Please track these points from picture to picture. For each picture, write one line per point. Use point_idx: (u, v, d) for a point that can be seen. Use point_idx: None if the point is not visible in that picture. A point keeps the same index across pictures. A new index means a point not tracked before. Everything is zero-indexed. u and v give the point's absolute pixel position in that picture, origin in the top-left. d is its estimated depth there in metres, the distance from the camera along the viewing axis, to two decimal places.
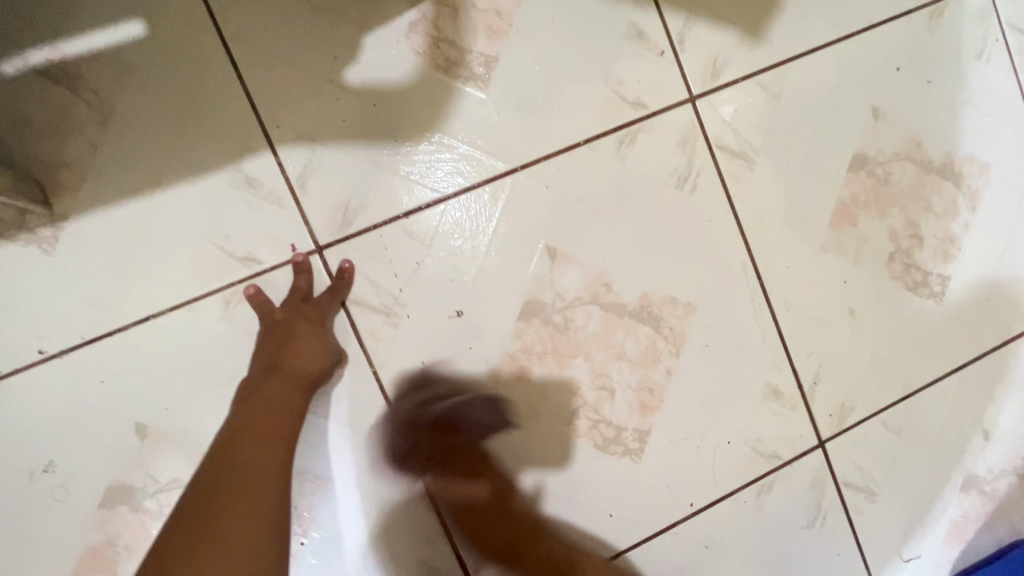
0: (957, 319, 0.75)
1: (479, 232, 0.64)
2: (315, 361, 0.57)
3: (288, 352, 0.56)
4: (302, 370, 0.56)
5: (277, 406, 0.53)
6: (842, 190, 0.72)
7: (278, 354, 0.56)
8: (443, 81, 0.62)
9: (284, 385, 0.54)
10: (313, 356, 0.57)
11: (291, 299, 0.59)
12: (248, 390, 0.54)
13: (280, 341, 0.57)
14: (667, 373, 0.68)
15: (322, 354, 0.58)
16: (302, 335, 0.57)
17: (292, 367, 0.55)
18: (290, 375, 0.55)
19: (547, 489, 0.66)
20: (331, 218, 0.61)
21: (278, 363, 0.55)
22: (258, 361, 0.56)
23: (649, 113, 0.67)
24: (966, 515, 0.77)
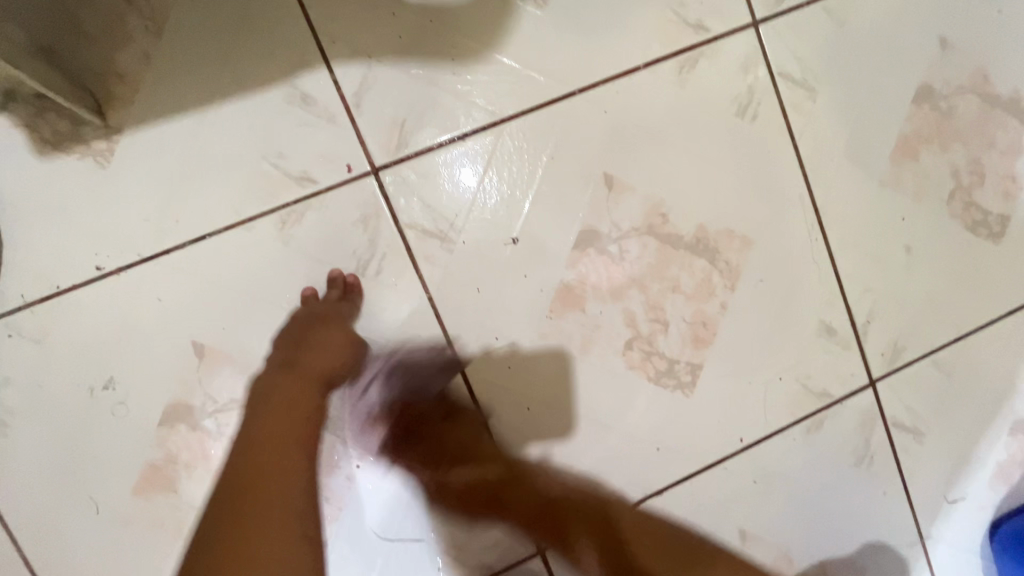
0: (1015, 261, 0.74)
1: (533, 161, 0.62)
2: (337, 357, 0.55)
3: (305, 349, 0.55)
4: (322, 367, 0.54)
5: (294, 404, 0.51)
6: (904, 124, 0.70)
7: (294, 351, 0.55)
8: None
9: (300, 382, 0.52)
10: (334, 354, 0.55)
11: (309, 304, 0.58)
12: (263, 389, 0.53)
13: (300, 338, 0.56)
14: (721, 307, 0.67)
15: (343, 351, 0.56)
16: (324, 330, 0.56)
17: (309, 365, 0.54)
18: (306, 372, 0.53)
19: (598, 420, 0.66)
20: (387, 138, 0.59)
21: (296, 360, 0.54)
22: (275, 360, 0.55)
23: (711, 38, 0.65)
24: (1012, 459, 0.77)
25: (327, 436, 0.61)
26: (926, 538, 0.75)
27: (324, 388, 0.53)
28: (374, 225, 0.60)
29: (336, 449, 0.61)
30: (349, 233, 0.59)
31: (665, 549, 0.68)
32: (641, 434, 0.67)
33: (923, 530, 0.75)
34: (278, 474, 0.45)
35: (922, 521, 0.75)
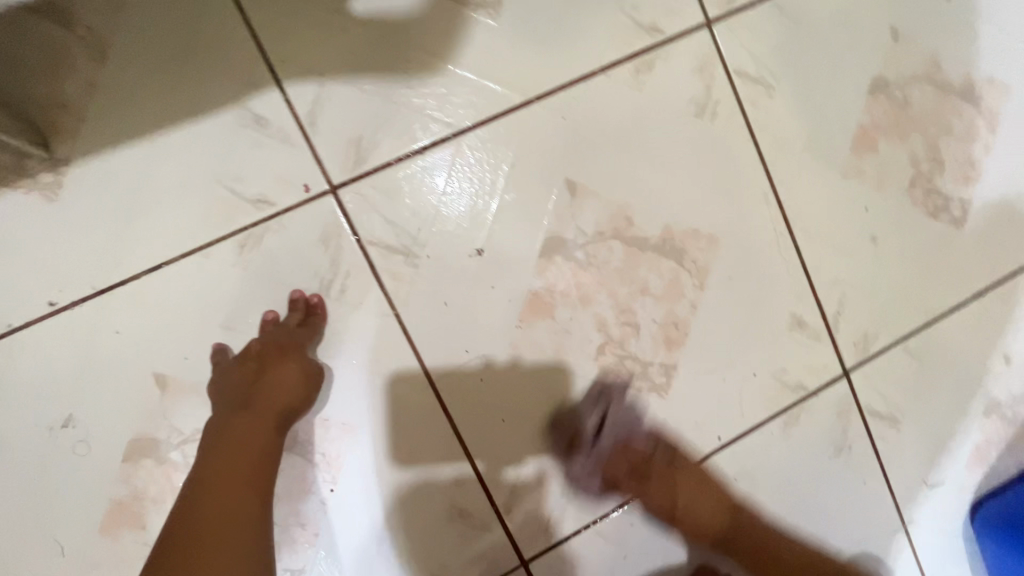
0: (978, 245, 0.75)
1: (490, 181, 0.62)
2: (293, 393, 0.56)
3: (259, 389, 0.55)
4: (277, 405, 0.55)
5: (245, 447, 0.53)
6: (862, 115, 0.71)
7: (247, 391, 0.55)
8: (453, 9, 0.60)
9: (254, 422, 0.54)
10: (289, 391, 0.55)
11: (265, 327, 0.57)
12: (217, 430, 0.54)
13: (254, 376, 0.55)
14: (691, 306, 0.67)
15: (300, 385, 0.56)
16: (279, 367, 0.56)
17: (263, 405, 0.54)
18: (261, 413, 0.54)
19: (575, 429, 0.65)
20: (343, 155, 0.58)
21: (251, 401, 0.55)
22: (224, 399, 0.55)
23: (666, 40, 0.65)
24: (988, 440, 0.78)
25: (298, 460, 0.60)
26: (907, 523, 0.75)
27: (279, 426, 0.55)
28: (335, 244, 0.59)
29: (307, 473, 0.60)
30: (310, 254, 0.58)
31: (650, 553, 0.67)
32: (616, 439, 0.67)
33: (904, 516, 0.75)
34: (228, 517, 0.49)
35: (903, 506, 0.75)
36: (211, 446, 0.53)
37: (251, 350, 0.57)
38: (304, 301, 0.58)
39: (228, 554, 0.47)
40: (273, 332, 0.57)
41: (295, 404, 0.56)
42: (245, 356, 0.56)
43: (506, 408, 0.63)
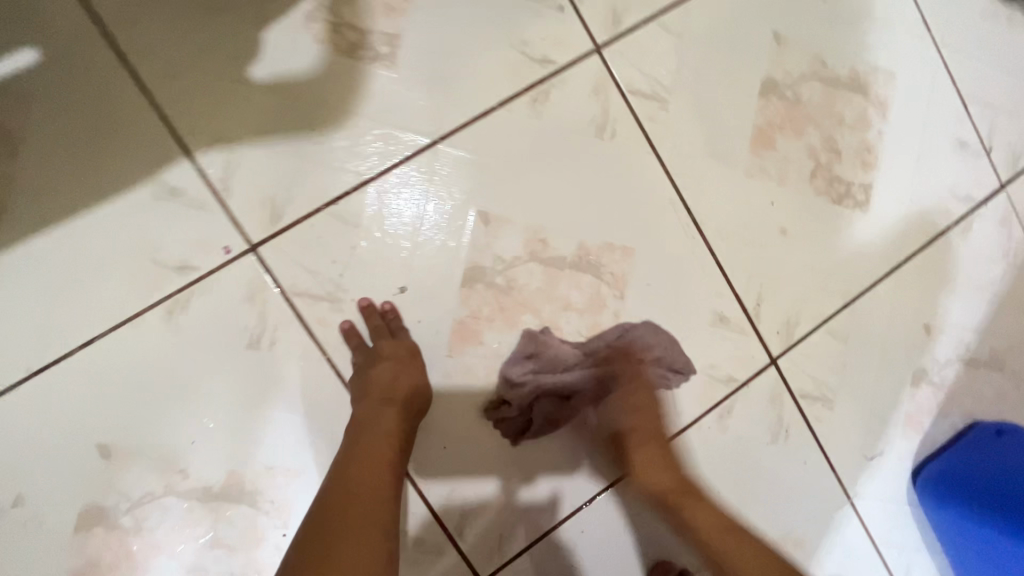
0: (883, 225, 0.79)
1: (423, 216, 0.65)
2: (421, 392, 0.61)
3: (399, 385, 0.59)
4: (409, 400, 0.59)
5: (395, 434, 0.57)
6: (756, 117, 0.75)
7: (391, 385, 0.59)
8: (349, 65, 0.63)
9: (404, 414, 0.58)
10: (421, 389, 0.61)
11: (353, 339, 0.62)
12: (366, 419, 0.57)
13: (379, 375, 0.60)
14: (615, 316, 0.70)
15: (422, 385, 0.61)
16: (372, 371, 0.60)
17: (403, 399, 0.59)
18: (402, 406, 0.59)
19: (516, 447, 0.67)
20: (259, 215, 0.61)
21: (392, 396, 0.59)
22: (372, 392, 0.59)
23: (559, 68, 0.69)
24: (920, 408, 0.81)
25: (247, 510, 0.61)
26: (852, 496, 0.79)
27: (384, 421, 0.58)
28: (261, 300, 0.62)
29: (258, 522, 0.61)
30: (238, 311, 0.61)
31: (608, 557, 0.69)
32: (561, 450, 0.69)
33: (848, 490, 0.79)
34: (358, 490, 0.51)
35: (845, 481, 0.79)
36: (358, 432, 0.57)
37: (386, 352, 0.61)
38: (377, 308, 0.63)
39: (361, 520, 0.48)
40: (359, 345, 0.62)
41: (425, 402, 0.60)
42: (377, 358, 0.61)
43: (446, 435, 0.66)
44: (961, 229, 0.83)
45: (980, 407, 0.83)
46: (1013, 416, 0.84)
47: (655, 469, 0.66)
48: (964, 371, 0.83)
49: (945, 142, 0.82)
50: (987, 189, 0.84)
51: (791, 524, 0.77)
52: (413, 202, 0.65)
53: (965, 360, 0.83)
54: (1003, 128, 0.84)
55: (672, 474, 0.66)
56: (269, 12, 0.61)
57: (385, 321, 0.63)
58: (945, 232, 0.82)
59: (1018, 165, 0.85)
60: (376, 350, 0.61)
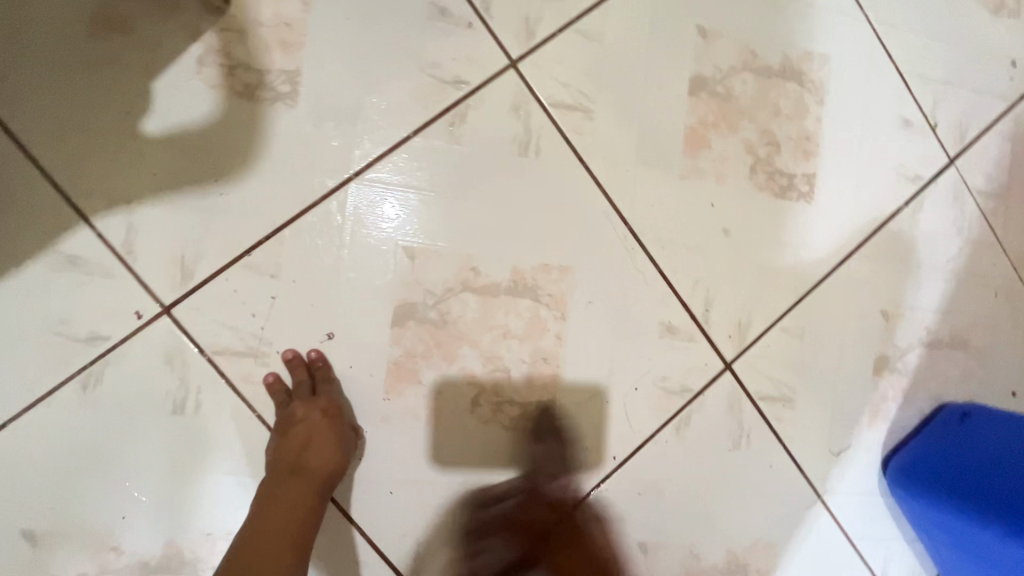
0: (830, 214, 0.77)
1: (376, 222, 0.63)
2: (335, 459, 0.58)
3: (311, 453, 0.57)
4: (321, 470, 0.57)
5: (302, 508, 0.56)
6: (687, 116, 0.72)
7: (301, 454, 0.57)
8: (248, 108, 0.60)
9: (312, 486, 0.57)
10: (335, 456, 0.58)
11: (275, 393, 0.60)
12: (272, 490, 0.57)
13: (292, 442, 0.58)
14: (558, 338, 0.68)
15: (338, 451, 0.59)
16: (286, 436, 0.58)
17: (312, 470, 0.57)
18: (313, 478, 0.57)
19: (467, 483, 0.66)
20: (169, 275, 0.59)
21: (301, 466, 0.57)
22: (281, 460, 0.57)
23: (474, 88, 0.66)
24: (885, 397, 0.80)
25: None
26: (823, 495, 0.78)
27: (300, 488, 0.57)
28: (181, 363, 0.59)
29: None
30: (158, 377, 0.59)
31: None
32: (512, 481, 0.67)
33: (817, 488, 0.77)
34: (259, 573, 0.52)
35: (813, 480, 0.77)
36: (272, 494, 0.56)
37: (299, 415, 0.58)
38: (303, 359, 0.61)
39: None
40: (279, 402, 0.60)
41: (339, 469, 0.58)
42: (292, 421, 0.59)
43: (392, 479, 0.64)
44: (911, 210, 0.80)
45: (945, 388, 0.82)
46: (979, 394, 0.82)
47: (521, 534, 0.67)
48: (926, 354, 0.81)
49: (888, 122, 0.80)
50: (936, 166, 0.81)
51: (762, 528, 0.75)
52: (376, 205, 0.63)
53: (927, 343, 0.81)
54: (948, 101, 0.82)
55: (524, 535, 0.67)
56: (157, 62, 0.58)
57: (308, 376, 0.61)
58: (895, 214, 0.80)
59: (966, 137, 0.82)
60: (290, 412, 0.59)
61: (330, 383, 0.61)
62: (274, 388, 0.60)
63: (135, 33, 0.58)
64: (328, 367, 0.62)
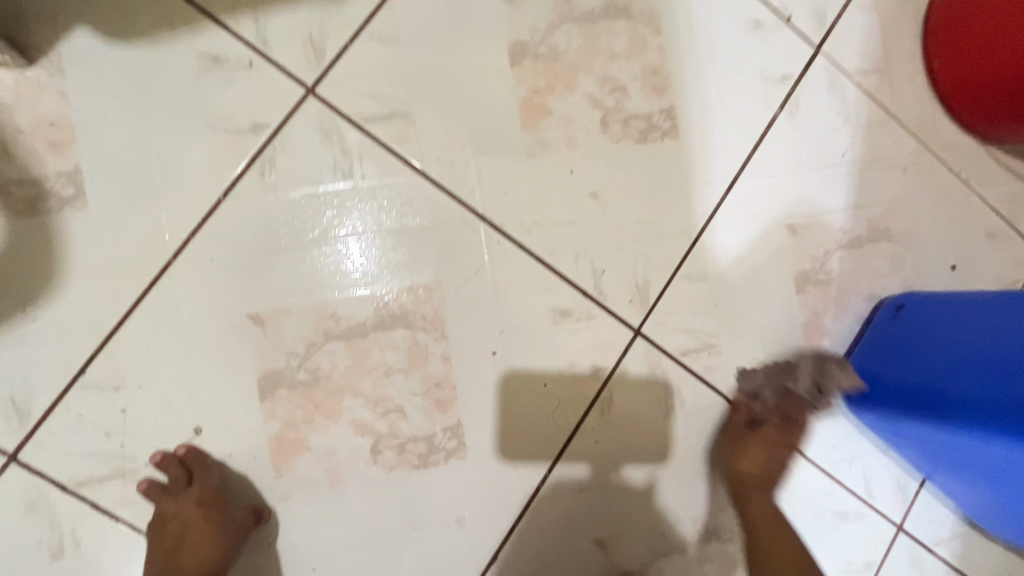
0: (703, 143, 0.72)
1: (343, 257, 0.62)
2: (218, 546, 0.56)
3: (187, 548, 0.55)
4: (202, 561, 0.55)
5: None
6: (516, 88, 0.67)
7: (178, 548, 0.55)
8: (35, 223, 0.56)
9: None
10: (216, 545, 0.56)
11: (153, 493, 0.56)
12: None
13: (171, 534, 0.56)
14: (444, 358, 0.64)
15: (221, 538, 0.56)
16: (165, 530, 0.56)
17: (195, 562, 0.55)
18: (193, 571, 0.55)
19: (392, 534, 0.62)
20: (4, 420, 0.55)
21: (176, 564, 0.55)
22: (161, 554, 0.55)
23: (275, 130, 0.61)
24: (816, 313, 0.74)
25: None
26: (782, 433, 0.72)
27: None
28: (45, 506, 0.55)
29: None
30: (24, 528, 0.55)
31: None
32: (441, 517, 0.63)
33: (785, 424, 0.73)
34: None
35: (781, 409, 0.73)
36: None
37: (175, 509, 0.55)
38: (174, 456, 0.57)
39: None
40: (156, 500, 0.56)
41: (224, 557, 0.56)
42: (170, 516, 0.56)
43: (312, 555, 0.60)
44: (790, 112, 0.75)
45: (878, 284, 0.76)
46: (916, 279, 0.77)
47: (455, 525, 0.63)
48: (849, 255, 0.76)
49: (738, 28, 0.74)
50: (802, 59, 0.76)
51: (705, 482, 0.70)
52: (345, 240, 0.62)
53: (846, 244, 0.76)
54: None
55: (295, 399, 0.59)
56: None
57: (184, 470, 0.56)
58: (773, 121, 0.74)
59: (826, 20, 0.77)
60: (166, 507, 0.56)
61: (208, 469, 0.57)
62: (149, 489, 0.56)
63: None
64: (203, 457, 0.57)
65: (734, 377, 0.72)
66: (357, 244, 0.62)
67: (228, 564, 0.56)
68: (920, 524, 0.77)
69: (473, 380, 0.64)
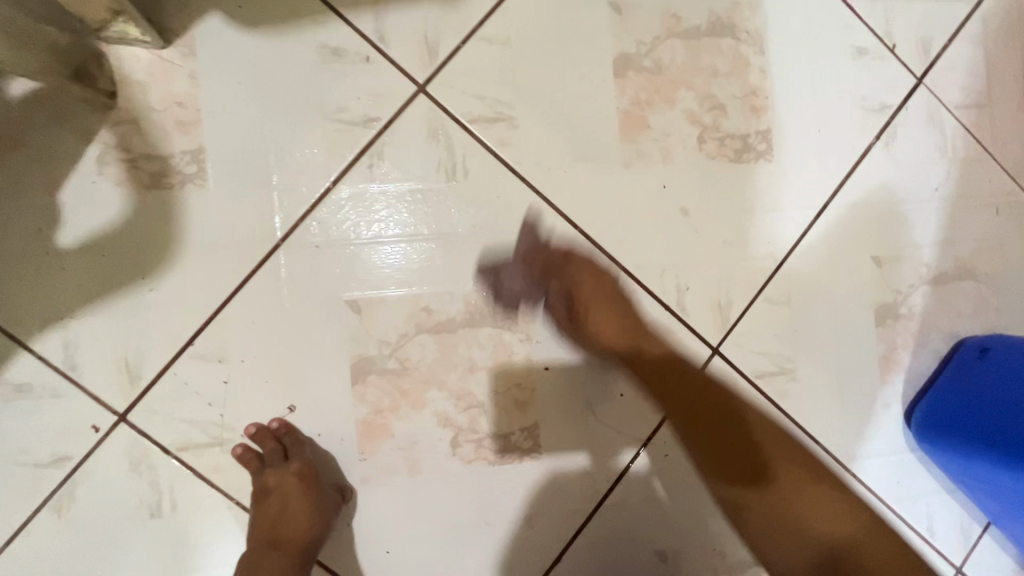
0: (796, 167, 0.72)
1: (370, 239, 0.62)
2: (311, 521, 0.57)
3: (282, 522, 0.57)
4: (298, 538, 0.57)
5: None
6: (618, 100, 0.68)
7: (276, 526, 0.57)
8: (159, 196, 0.59)
9: (290, 555, 0.56)
10: (312, 521, 0.57)
11: (249, 466, 0.58)
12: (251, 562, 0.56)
13: (269, 510, 0.57)
14: (527, 360, 0.65)
15: (316, 518, 0.57)
16: (262, 505, 0.58)
17: (291, 538, 0.57)
18: (290, 548, 0.57)
19: (464, 525, 0.64)
20: (117, 382, 0.58)
21: (270, 536, 0.57)
22: (260, 528, 0.57)
23: (385, 124, 0.63)
24: (895, 347, 0.74)
25: None
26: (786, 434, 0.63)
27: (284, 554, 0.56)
28: (148, 466, 0.58)
29: None
30: (127, 485, 0.58)
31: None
32: (511, 514, 0.64)
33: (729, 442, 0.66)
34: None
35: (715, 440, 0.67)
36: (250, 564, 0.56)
37: (274, 484, 0.57)
38: (268, 430, 0.59)
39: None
40: (253, 472, 0.58)
41: (319, 532, 0.58)
42: (265, 488, 0.57)
43: (387, 538, 0.62)
44: (885, 142, 0.74)
45: (960, 324, 0.75)
46: (998, 322, 0.76)
47: (523, 523, 0.65)
48: (933, 292, 0.75)
49: (841, 54, 0.73)
50: (903, 89, 0.75)
51: None
52: (372, 222, 0.62)
53: (931, 280, 0.75)
54: (903, 17, 0.75)
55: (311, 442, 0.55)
56: (57, 173, 0.57)
57: (278, 444, 0.58)
58: (868, 150, 0.74)
59: (931, 51, 0.76)
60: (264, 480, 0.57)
61: (301, 446, 0.59)
62: (244, 460, 0.58)
63: (27, 149, 0.57)
64: (295, 434, 0.60)
65: (807, 404, 0.72)
66: (395, 246, 0.63)
67: (321, 539, 0.58)
68: (979, 569, 0.76)
69: (553, 383, 0.65)
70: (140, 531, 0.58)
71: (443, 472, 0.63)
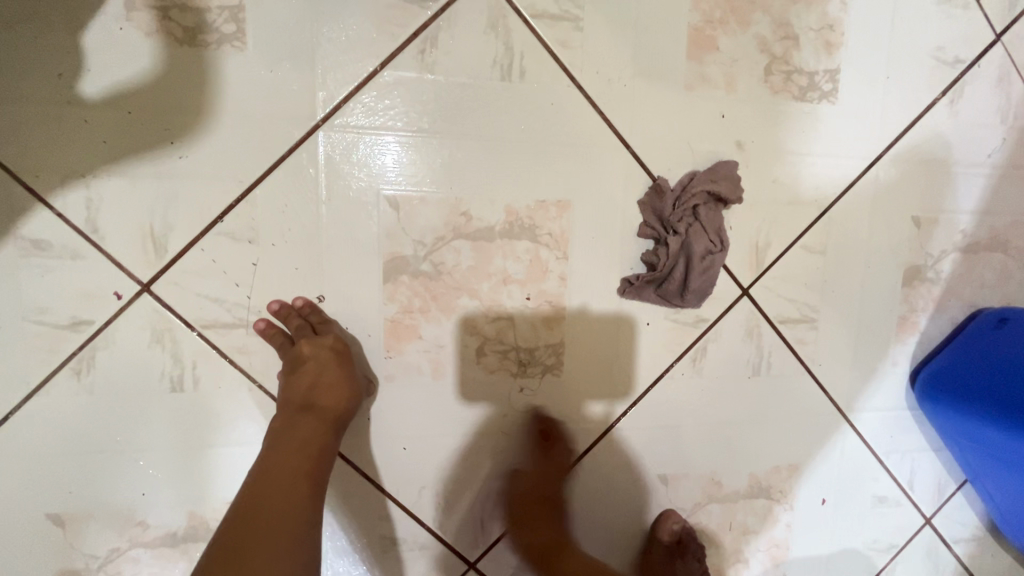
0: (857, 114, 0.69)
1: (371, 114, 0.58)
2: (345, 395, 0.57)
3: (319, 394, 0.55)
4: (331, 409, 0.56)
5: (313, 444, 0.54)
6: (691, 14, 0.63)
7: (309, 393, 0.55)
8: (192, 55, 0.54)
9: (324, 424, 0.55)
10: (346, 393, 0.57)
11: (278, 340, 0.57)
12: (283, 427, 0.55)
13: (301, 381, 0.56)
14: (560, 279, 0.64)
15: (349, 390, 0.57)
16: (293, 376, 0.56)
17: (323, 408, 0.55)
18: (325, 415, 0.55)
19: (480, 431, 0.65)
20: (141, 251, 0.55)
21: (300, 411, 0.55)
22: (290, 398, 0.56)
23: (443, 6, 0.58)
24: (915, 310, 0.75)
25: None
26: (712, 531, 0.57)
27: (319, 421, 0.55)
28: (171, 340, 0.57)
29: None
30: (149, 356, 0.57)
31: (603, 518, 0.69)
32: (527, 425, 0.66)
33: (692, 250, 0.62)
34: (281, 496, 0.51)
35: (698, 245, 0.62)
36: (279, 435, 0.54)
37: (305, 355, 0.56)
38: (292, 308, 0.58)
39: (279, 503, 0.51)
40: (280, 346, 0.57)
41: (351, 404, 0.57)
42: (298, 360, 0.56)
43: (405, 436, 0.63)
44: (950, 99, 0.71)
45: (981, 294, 0.76)
46: (1016, 296, 0.77)
47: (538, 434, 0.66)
48: (962, 260, 0.75)
49: None
50: (980, 44, 0.71)
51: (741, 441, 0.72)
52: (374, 103, 0.57)
53: (964, 249, 0.75)
54: None
55: (334, 362, 0.57)
56: (82, 14, 0.52)
57: (305, 321, 0.58)
58: (931, 106, 0.71)
59: (1015, 8, 0.72)
60: (295, 353, 0.56)
61: (329, 325, 0.58)
62: (269, 334, 0.57)
63: None
64: (322, 315, 0.59)
65: (823, 354, 0.73)
66: (406, 136, 0.58)
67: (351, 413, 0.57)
68: (947, 522, 0.81)
69: (580, 306, 0.65)
70: (162, 403, 0.57)
71: (466, 377, 0.64)
